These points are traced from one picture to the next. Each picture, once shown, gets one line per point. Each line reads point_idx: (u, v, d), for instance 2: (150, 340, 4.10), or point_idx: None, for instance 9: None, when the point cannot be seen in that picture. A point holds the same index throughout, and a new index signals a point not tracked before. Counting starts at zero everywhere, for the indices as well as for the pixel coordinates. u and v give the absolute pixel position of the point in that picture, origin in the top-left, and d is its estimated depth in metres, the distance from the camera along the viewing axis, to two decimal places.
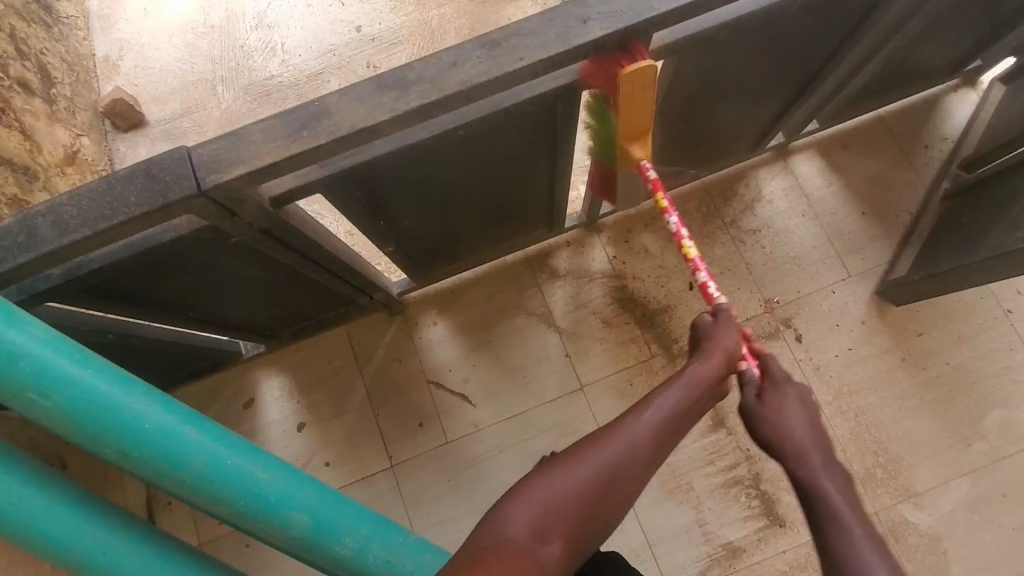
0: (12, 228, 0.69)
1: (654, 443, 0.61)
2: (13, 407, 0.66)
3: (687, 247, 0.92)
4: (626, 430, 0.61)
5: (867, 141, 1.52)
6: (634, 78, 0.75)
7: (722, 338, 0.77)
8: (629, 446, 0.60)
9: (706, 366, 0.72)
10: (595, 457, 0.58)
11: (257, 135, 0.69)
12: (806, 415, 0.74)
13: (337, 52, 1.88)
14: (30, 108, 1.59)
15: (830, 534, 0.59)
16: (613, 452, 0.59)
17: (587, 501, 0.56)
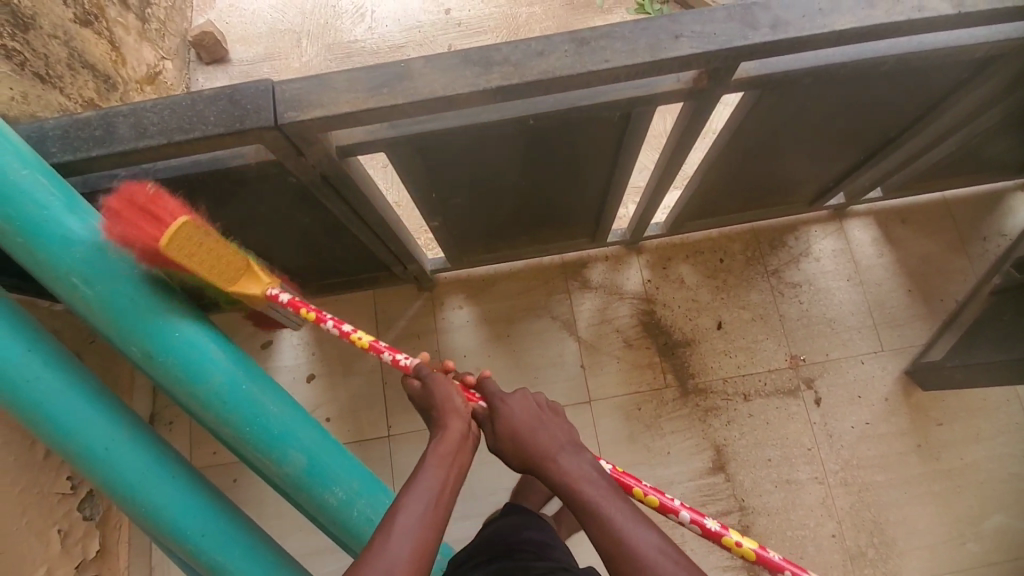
0: (93, 122, 0.72)
1: (417, 555, 0.58)
2: (55, 291, 0.69)
3: (358, 338, 0.82)
4: (380, 557, 0.56)
5: (926, 220, 1.48)
6: (178, 238, 0.68)
7: (440, 398, 0.73)
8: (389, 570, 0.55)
9: (447, 441, 0.69)
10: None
11: (340, 83, 0.71)
12: (534, 414, 0.73)
13: (423, 29, 1.92)
14: (123, 22, 1.66)
15: (596, 529, 0.61)
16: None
17: None
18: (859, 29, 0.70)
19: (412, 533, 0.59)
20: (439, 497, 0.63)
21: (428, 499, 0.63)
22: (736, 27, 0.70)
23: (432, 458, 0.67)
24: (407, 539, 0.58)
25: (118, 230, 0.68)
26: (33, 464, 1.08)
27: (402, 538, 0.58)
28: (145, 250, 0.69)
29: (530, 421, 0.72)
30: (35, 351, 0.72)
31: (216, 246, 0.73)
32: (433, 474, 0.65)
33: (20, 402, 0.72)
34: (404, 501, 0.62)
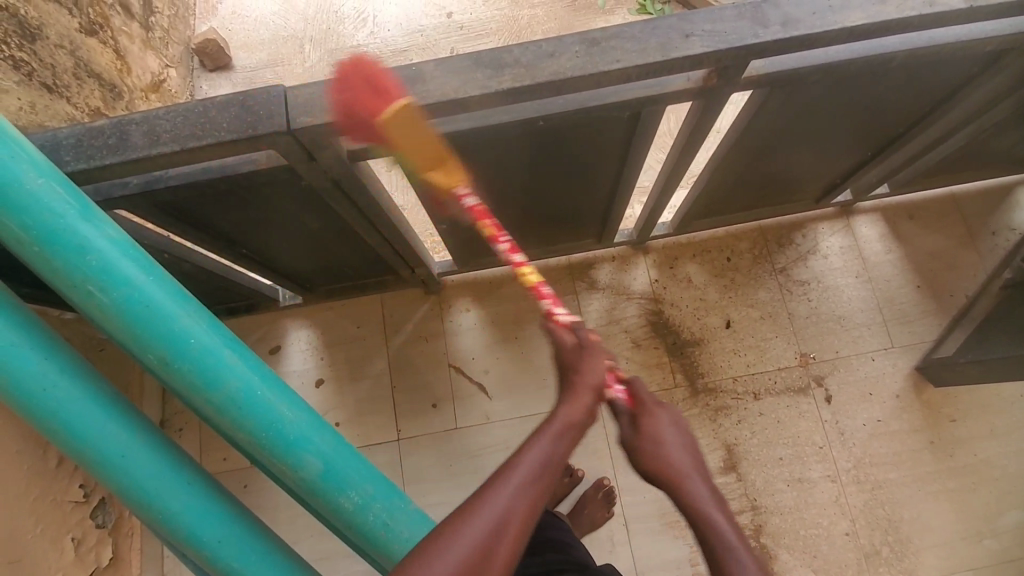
0: (106, 130, 0.73)
1: (517, 525, 0.53)
2: (70, 299, 0.69)
3: (526, 272, 0.76)
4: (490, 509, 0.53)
5: (934, 216, 1.48)
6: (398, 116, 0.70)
7: (591, 364, 0.65)
8: (482, 540, 0.51)
9: (582, 400, 0.63)
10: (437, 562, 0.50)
11: (351, 87, 0.72)
12: (672, 432, 0.66)
13: (425, 33, 1.93)
14: (128, 30, 1.66)
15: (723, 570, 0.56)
16: (461, 553, 0.51)
17: None
18: (870, 25, 0.70)
19: (515, 499, 0.54)
20: (552, 465, 0.57)
21: (541, 466, 0.57)
22: (746, 26, 0.70)
23: (551, 422, 0.60)
24: (512, 504, 0.54)
25: (344, 94, 0.71)
26: (47, 472, 1.13)
27: (503, 501, 0.54)
28: (365, 122, 0.71)
29: (670, 437, 0.65)
30: (50, 359, 0.73)
31: (423, 140, 0.75)
32: (553, 439, 0.59)
33: (36, 410, 0.72)
34: (518, 462, 0.56)
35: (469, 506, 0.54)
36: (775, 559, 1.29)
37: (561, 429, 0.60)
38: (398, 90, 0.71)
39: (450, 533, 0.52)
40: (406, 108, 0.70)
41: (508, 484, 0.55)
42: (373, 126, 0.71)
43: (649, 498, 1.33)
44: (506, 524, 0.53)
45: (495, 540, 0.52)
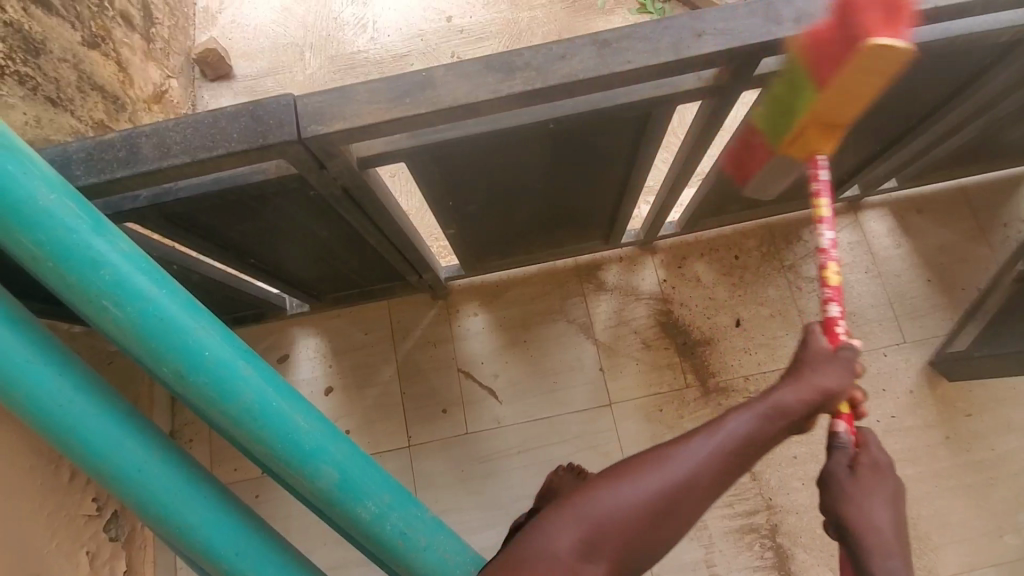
0: (116, 143, 0.72)
1: (703, 483, 0.63)
2: (84, 313, 0.69)
3: (829, 271, 0.85)
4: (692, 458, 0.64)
5: (942, 209, 1.47)
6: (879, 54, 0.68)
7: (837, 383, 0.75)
8: (669, 485, 0.62)
9: (792, 395, 0.72)
10: (627, 491, 0.62)
11: (361, 94, 0.71)
12: (879, 502, 0.75)
13: (425, 37, 1.93)
14: (129, 42, 1.66)
15: None
16: (653, 486, 0.62)
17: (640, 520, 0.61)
18: (885, 19, 0.70)
19: (704, 461, 0.64)
20: (754, 443, 0.67)
21: (736, 438, 0.66)
22: (758, 24, 0.70)
23: (759, 406, 0.70)
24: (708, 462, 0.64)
25: (362, 100, 0.71)
26: (61, 487, 1.14)
27: (695, 455, 0.65)
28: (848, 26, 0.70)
29: (876, 501, 0.74)
30: (63, 375, 0.72)
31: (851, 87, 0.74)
32: (755, 420, 0.69)
33: (52, 426, 0.72)
34: (716, 431, 0.66)
35: (666, 454, 0.65)
36: (791, 559, 1.28)
37: (761, 416, 0.69)
38: (879, 28, 0.68)
39: (642, 465, 0.64)
40: (873, 49, 0.68)
41: (705, 444, 0.65)
42: (844, 51, 0.72)
43: None
44: (695, 479, 0.63)
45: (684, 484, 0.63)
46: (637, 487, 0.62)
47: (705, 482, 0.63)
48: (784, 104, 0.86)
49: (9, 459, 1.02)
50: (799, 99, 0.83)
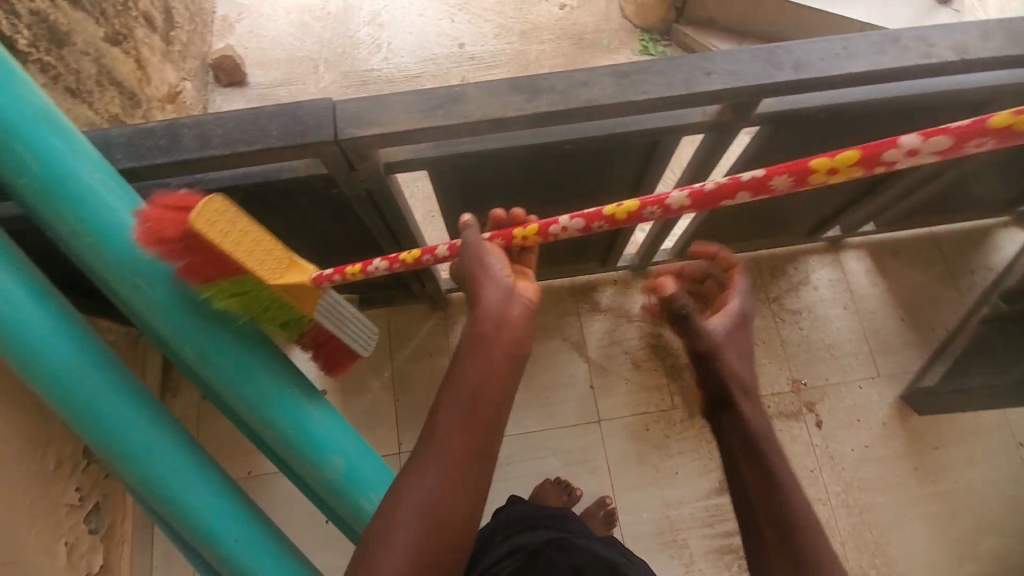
0: (158, 132, 0.77)
1: (459, 471, 0.57)
2: (116, 289, 0.72)
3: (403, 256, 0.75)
4: (429, 440, 0.59)
5: (916, 254, 1.57)
6: (203, 212, 0.65)
7: (480, 261, 0.67)
8: (427, 501, 0.56)
9: (494, 293, 0.65)
10: (393, 529, 0.55)
11: (397, 104, 0.76)
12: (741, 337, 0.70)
13: (437, 61, 2.01)
14: (150, 43, 1.71)
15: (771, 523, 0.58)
16: (407, 539, 0.54)
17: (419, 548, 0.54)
18: (873, 72, 0.78)
19: (446, 455, 0.58)
20: (479, 412, 0.59)
21: (468, 419, 0.59)
22: (761, 69, 0.77)
23: (465, 378, 0.61)
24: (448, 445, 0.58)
25: (394, 109, 0.76)
26: (46, 473, 1.15)
27: (437, 455, 0.58)
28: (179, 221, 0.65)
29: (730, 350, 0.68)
30: (82, 351, 0.75)
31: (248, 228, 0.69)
32: (476, 374, 0.61)
33: (67, 399, 0.75)
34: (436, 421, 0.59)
35: (401, 486, 0.57)
36: None
37: (479, 367, 0.61)
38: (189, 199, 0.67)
39: (388, 517, 0.56)
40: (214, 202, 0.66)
41: (435, 460, 0.57)
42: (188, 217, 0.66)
43: (647, 518, 1.36)
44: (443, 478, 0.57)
45: (436, 520, 0.55)
46: (401, 524, 0.55)
47: (456, 491, 0.57)
48: (243, 303, 0.71)
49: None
50: (260, 293, 0.71)
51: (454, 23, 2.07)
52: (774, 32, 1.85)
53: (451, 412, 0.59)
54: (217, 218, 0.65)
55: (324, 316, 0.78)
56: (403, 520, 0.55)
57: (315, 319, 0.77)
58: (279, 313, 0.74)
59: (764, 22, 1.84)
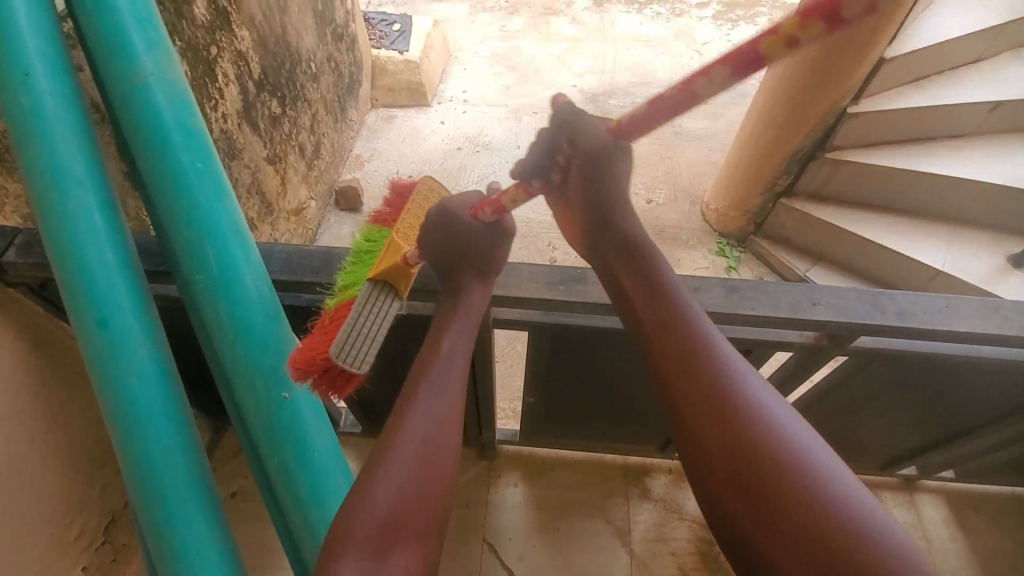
0: (316, 255, 0.88)
1: (452, 388, 0.68)
2: (234, 385, 0.76)
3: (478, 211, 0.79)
4: (437, 359, 0.70)
5: (1002, 515, 1.42)
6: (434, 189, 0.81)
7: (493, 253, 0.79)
8: (440, 410, 0.65)
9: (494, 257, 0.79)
10: (404, 430, 0.63)
11: (524, 273, 0.85)
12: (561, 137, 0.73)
13: (529, 225, 2.25)
14: (296, 166, 1.99)
15: (677, 333, 0.68)
16: (406, 463, 0.60)
17: (425, 451, 0.62)
18: (977, 334, 0.80)
19: (441, 377, 0.68)
20: (458, 364, 0.70)
21: (454, 378, 0.69)
22: (868, 310, 0.81)
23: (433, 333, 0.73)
24: (441, 366, 0.69)
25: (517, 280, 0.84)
26: (64, 545, 1.13)
27: (437, 373, 0.68)
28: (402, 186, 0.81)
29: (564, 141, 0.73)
30: (176, 436, 0.76)
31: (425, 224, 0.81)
32: (461, 326, 0.74)
33: (145, 480, 0.74)
34: (438, 350, 0.71)
35: (409, 402, 0.65)
36: None
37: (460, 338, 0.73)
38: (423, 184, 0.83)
39: (387, 452, 0.61)
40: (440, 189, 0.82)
41: (430, 396, 0.66)
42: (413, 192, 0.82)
43: None
44: (442, 396, 0.66)
45: (433, 455, 0.62)
46: (413, 429, 0.63)
47: (447, 429, 0.64)
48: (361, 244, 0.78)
49: (29, 500, 1.04)
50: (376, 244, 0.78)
51: None
52: (847, 261, 1.97)
53: (443, 352, 0.71)
54: (430, 194, 0.80)
55: (377, 298, 0.76)
56: (402, 455, 0.61)
57: (370, 285, 0.75)
58: (359, 264, 0.78)
59: (840, 251, 1.96)
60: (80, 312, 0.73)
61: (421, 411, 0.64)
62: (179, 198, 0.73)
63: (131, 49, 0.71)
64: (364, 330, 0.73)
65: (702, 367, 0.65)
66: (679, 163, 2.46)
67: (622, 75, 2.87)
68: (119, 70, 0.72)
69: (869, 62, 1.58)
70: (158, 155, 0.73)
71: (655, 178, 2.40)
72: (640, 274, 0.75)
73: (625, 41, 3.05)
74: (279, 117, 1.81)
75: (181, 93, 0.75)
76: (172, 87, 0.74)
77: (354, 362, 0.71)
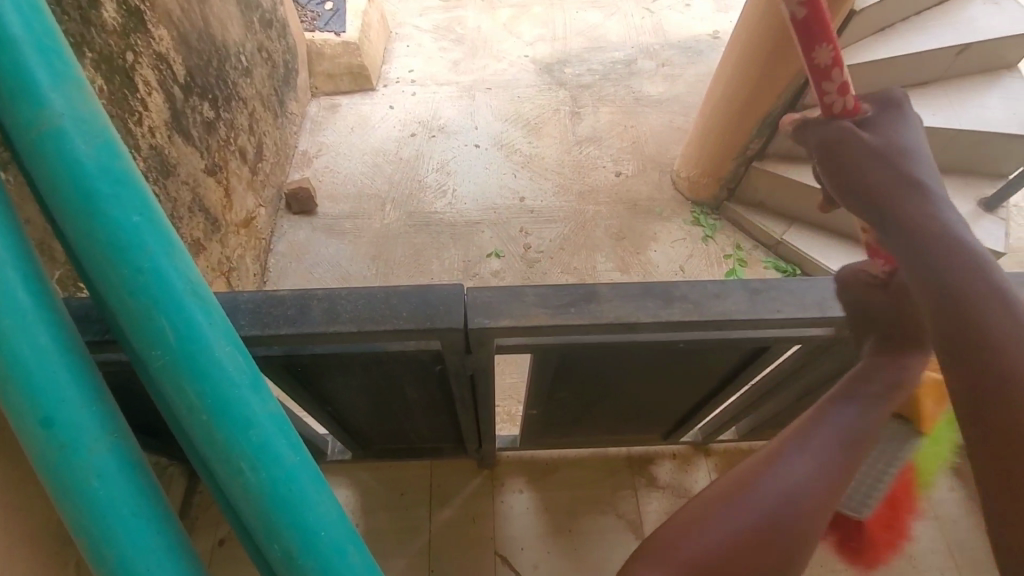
0: (288, 301, 0.76)
1: (817, 482, 0.64)
2: (217, 471, 0.65)
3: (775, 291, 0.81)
4: (811, 445, 0.67)
5: None
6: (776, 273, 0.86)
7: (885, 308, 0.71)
8: (794, 495, 0.63)
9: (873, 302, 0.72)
10: (737, 509, 0.62)
11: (530, 297, 0.78)
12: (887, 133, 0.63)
13: (498, 211, 2.15)
14: (239, 173, 1.80)
15: (950, 249, 0.58)
16: (724, 537, 0.60)
17: (752, 530, 0.61)
18: None
19: (809, 462, 0.65)
20: (834, 448, 0.66)
21: (830, 448, 0.66)
22: None
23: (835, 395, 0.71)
24: (807, 454, 0.66)
25: (526, 308, 0.77)
26: None
27: (795, 458, 0.65)
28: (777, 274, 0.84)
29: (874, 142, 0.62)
30: (158, 536, 0.64)
31: None
32: (851, 414, 0.69)
33: None
34: (812, 434, 0.68)
35: (766, 470, 0.65)
36: None
37: (859, 409, 0.69)
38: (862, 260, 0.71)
39: (728, 494, 0.64)
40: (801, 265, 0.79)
41: (792, 469, 0.65)
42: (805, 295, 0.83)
43: None
44: (805, 483, 0.63)
45: (785, 506, 0.62)
46: (746, 506, 0.62)
47: (795, 513, 0.62)
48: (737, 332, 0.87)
49: None
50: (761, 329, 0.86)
51: (518, 178, 2.24)
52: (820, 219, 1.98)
53: (819, 438, 0.67)
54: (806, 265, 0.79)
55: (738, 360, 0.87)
56: (751, 501, 0.62)
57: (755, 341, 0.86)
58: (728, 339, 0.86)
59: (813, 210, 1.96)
60: (18, 412, 0.59)
61: (780, 473, 0.64)
62: (120, 263, 0.60)
63: (33, 86, 0.57)
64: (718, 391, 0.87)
65: (966, 291, 0.55)
66: (643, 131, 2.39)
67: (575, 41, 2.73)
68: (21, 113, 0.57)
69: (838, 18, 1.53)
70: (85, 213, 0.59)
71: (621, 149, 2.33)
72: (914, 190, 0.61)
73: (573, 4, 2.90)
74: (215, 121, 1.63)
75: (104, 134, 0.61)
76: (92, 129, 0.60)
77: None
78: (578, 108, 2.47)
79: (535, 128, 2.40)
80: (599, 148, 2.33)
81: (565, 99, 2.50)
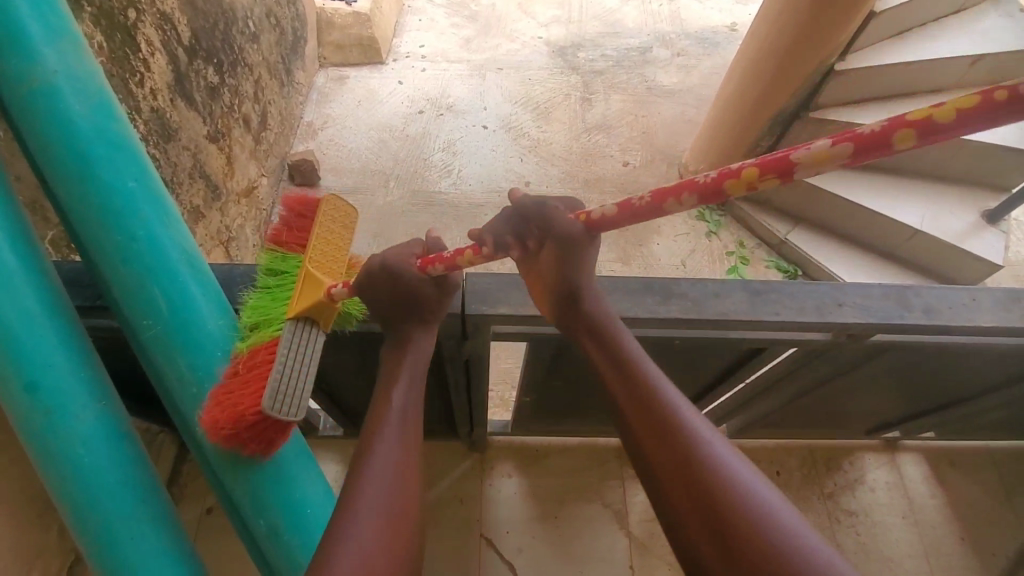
0: None
1: (409, 460, 0.60)
2: (205, 443, 0.65)
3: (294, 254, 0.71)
4: (388, 427, 0.62)
5: (975, 466, 1.48)
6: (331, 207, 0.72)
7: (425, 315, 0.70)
8: (389, 479, 0.57)
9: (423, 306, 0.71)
10: (358, 502, 0.54)
11: (530, 286, 0.79)
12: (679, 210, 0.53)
13: (502, 194, 2.13)
14: (242, 141, 1.78)
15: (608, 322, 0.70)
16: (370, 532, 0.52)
17: (391, 527, 0.54)
18: (1001, 328, 0.77)
19: (391, 446, 0.60)
20: (411, 417, 0.63)
21: (402, 424, 0.62)
22: (893, 309, 0.78)
23: (401, 377, 0.67)
24: (394, 435, 0.61)
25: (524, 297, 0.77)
26: None
27: (384, 441, 0.60)
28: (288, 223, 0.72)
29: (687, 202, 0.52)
30: (142, 505, 0.64)
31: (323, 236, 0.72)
32: (401, 393, 0.65)
33: (109, 562, 0.62)
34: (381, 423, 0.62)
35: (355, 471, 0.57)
36: None
37: (411, 382, 0.67)
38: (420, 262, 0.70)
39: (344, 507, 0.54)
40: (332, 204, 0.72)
41: (380, 457, 0.58)
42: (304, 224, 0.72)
43: None
44: (398, 465, 0.59)
45: (398, 505, 0.55)
46: (363, 501, 0.55)
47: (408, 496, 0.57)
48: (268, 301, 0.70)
49: None
50: (288, 276, 0.71)
51: (524, 162, 2.22)
52: (826, 220, 1.96)
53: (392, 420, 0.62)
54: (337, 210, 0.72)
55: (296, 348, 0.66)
56: (369, 496, 0.55)
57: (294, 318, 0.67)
58: (271, 301, 0.69)
59: (820, 212, 1.94)
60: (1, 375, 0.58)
61: (374, 462, 0.58)
62: (112, 227, 0.59)
63: (26, 40, 0.55)
64: (295, 372, 0.64)
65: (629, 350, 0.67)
66: (654, 122, 2.36)
67: (590, 24, 2.68)
68: (11, 69, 0.56)
69: (858, 17, 1.50)
70: (79, 174, 0.58)
71: (630, 139, 2.30)
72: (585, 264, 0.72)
73: None
74: (218, 87, 1.60)
75: (99, 95, 0.59)
76: (87, 88, 0.58)
77: (290, 409, 0.62)
78: (590, 94, 2.43)
79: (544, 113, 2.37)
80: (608, 136, 2.30)
81: (577, 84, 2.46)
